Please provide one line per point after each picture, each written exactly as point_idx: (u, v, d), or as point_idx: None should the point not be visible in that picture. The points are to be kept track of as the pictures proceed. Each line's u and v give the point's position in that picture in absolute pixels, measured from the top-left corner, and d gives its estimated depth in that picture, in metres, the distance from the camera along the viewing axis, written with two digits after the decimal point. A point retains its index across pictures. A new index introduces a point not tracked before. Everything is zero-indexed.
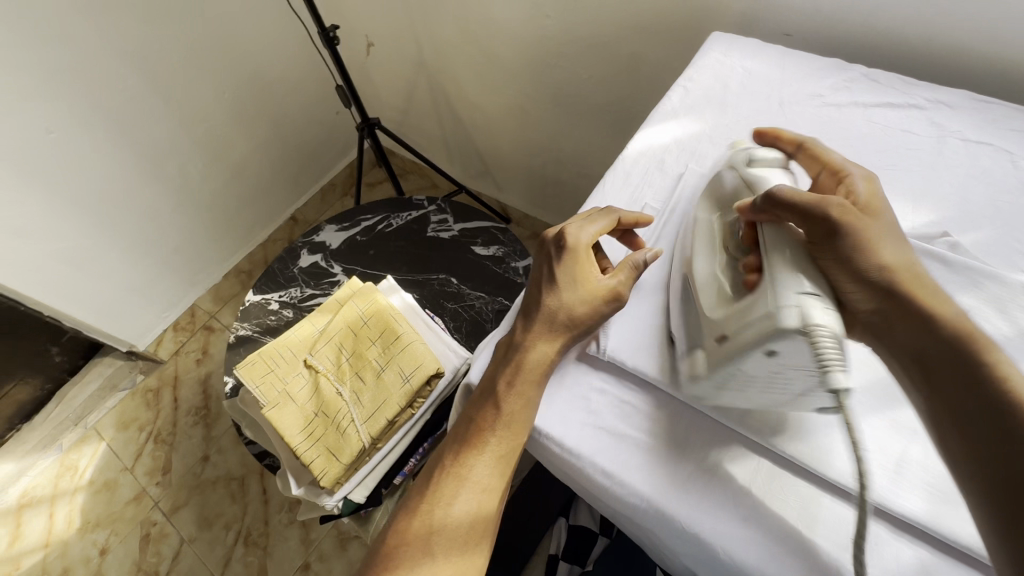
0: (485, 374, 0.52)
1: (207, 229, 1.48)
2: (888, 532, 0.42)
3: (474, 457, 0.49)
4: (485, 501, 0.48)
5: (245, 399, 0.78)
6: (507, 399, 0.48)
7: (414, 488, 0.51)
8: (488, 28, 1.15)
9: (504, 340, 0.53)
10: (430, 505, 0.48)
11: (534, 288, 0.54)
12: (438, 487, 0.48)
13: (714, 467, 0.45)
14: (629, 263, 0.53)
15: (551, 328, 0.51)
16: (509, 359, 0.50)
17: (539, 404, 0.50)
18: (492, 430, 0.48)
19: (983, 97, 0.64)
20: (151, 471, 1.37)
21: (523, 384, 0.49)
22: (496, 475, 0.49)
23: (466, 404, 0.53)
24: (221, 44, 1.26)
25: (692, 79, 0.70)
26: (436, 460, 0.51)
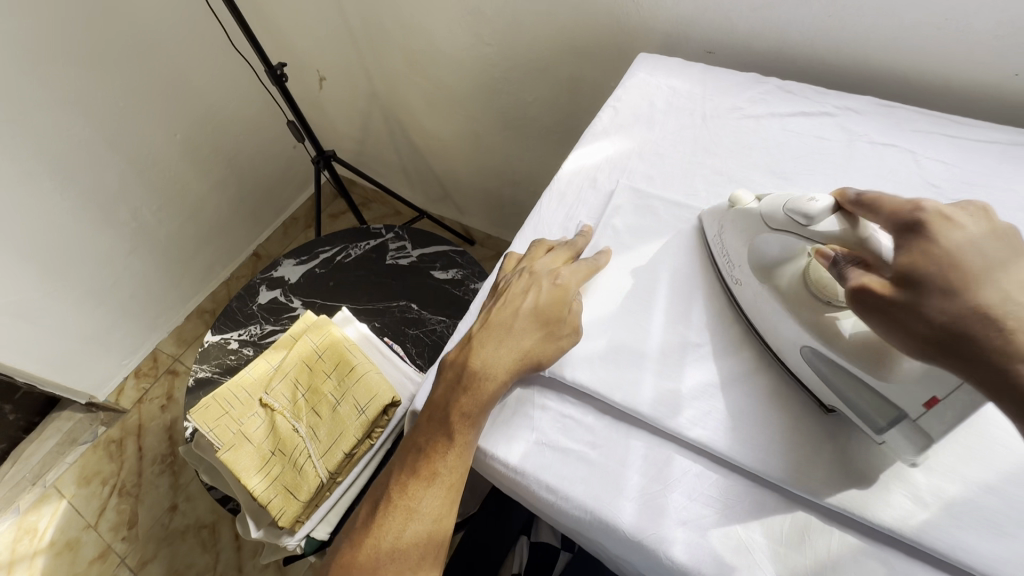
0: (436, 397, 0.52)
1: (164, 271, 1.46)
2: (819, 522, 0.43)
3: (423, 486, 0.49)
4: (433, 531, 0.48)
5: (200, 443, 0.76)
6: (460, 428, 0.49)
7: (364, 516, 0.50)
8: (434, 59, 1.18)
9: (455, 359, 0.53)
10: (378, 536, 0.48)
11: (500, 312, 0.54)
12: (387, 517, 0.48)
13: (653, 475, 0.47)
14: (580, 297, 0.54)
15: (513, 356, 0.51)
16: (463, 384, 0.50)
17: (483, 433, 0.50)
18: (444, 459, 0.49)
19: (887, 102, 0.68)
20: (115, 526, 1.31)
21: (477, 412, 0.49)
22: (445, 505, 0.49)
23: (415, 426, 0.52)
24: (169, 87, 1.27)
25: (620, 99, 0.74)
26: (385, 488, 0.50)
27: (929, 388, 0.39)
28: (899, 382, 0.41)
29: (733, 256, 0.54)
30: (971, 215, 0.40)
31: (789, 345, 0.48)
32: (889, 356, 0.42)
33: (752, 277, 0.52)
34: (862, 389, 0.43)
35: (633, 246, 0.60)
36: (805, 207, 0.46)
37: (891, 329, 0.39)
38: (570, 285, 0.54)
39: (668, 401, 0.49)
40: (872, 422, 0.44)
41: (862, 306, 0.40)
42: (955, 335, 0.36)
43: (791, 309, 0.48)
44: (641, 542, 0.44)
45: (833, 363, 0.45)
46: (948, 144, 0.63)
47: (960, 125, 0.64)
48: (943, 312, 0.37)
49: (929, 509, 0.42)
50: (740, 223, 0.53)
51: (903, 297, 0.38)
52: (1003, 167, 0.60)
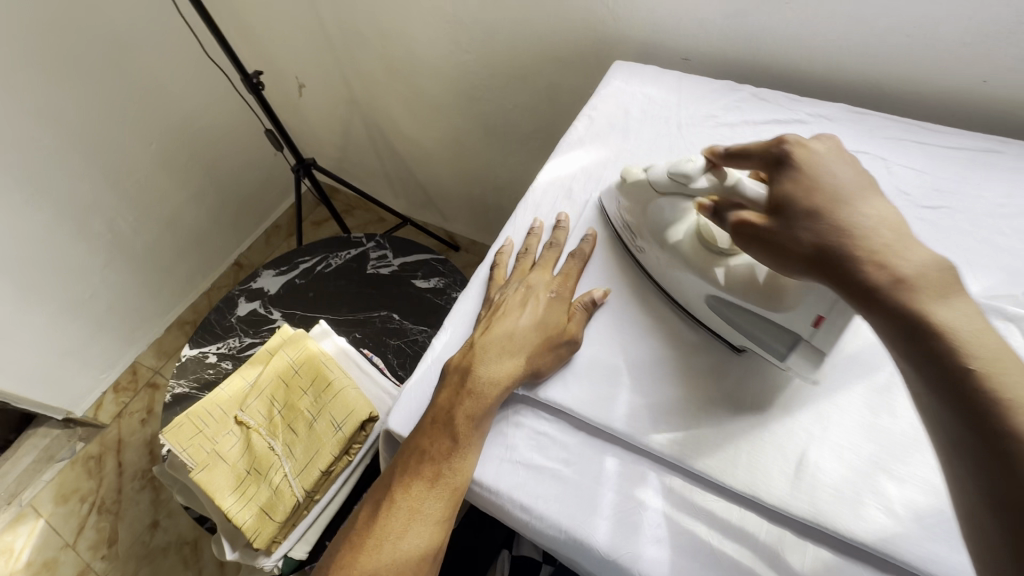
0: (437, 399, 0.50)
1: (142, 283, 1.43)
2: (794, 536, 0.43)
3: (426, 488, 0.46)
4: (434, 537, 0.46)
5: (174, 463, 0.75)
6: (466, 432, 0.47)
7: (361, 519, 0.48)
8: (412, 66, 1.17)
9: (457, 362, 0.51)
10: (378, 540, 0.45)
11: (503, 318, 0.53)
12: (387, 521, 0.46)
13: (628, 492, 0.46)
14: (581, 304, 0.54)
15: (518, 362, 0.50)
16: (469, 388, 0.49)
17: (482, 445, 0.49)
18: (448, 462, 0.47)
19: (859, 109, 0.69)
20: (94, 545, 1.28)
21: (482, 417, 0.48)
22: (446, 512, 0.46)
23: (414, 429, 0.50)
24: (143, 96, 1.24)
25: (596, 108, 0.73)
26: (383, 492, 0.48)
27: (814, 308, 0.45)
28: (791, 310, 0.46)
29: (631, 223, 0.57)
30: (822, 144, 0.46)
31: (696, 296, 0.51)
32: (780, 289, 0.47)
33: (651, 243, 0.55)
34: (761, 322, 0.48)
35: (608, 258, 0.59)
36: (683, 168, 0.51)
37: (774, 255, 0.42)
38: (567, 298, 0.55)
39: (644, 416, 0.49)
40: (776, 352, 0.48)
41: (746, 239, 0.44)
42: (824, 249, 0.39)
43: (688, 264, 0.51)
44: (617, 561, 0.44)
45: (735, 305, 0.49)
46: (919, 151, 0.63)
47: (930, 132, 0.65)
48: (813, 232, 0.40)
49: (901, 521, 0.42)
50: (633, 195, 0.57)
51: (776, 224, 0.43)
52: (972, 174, 0.61)
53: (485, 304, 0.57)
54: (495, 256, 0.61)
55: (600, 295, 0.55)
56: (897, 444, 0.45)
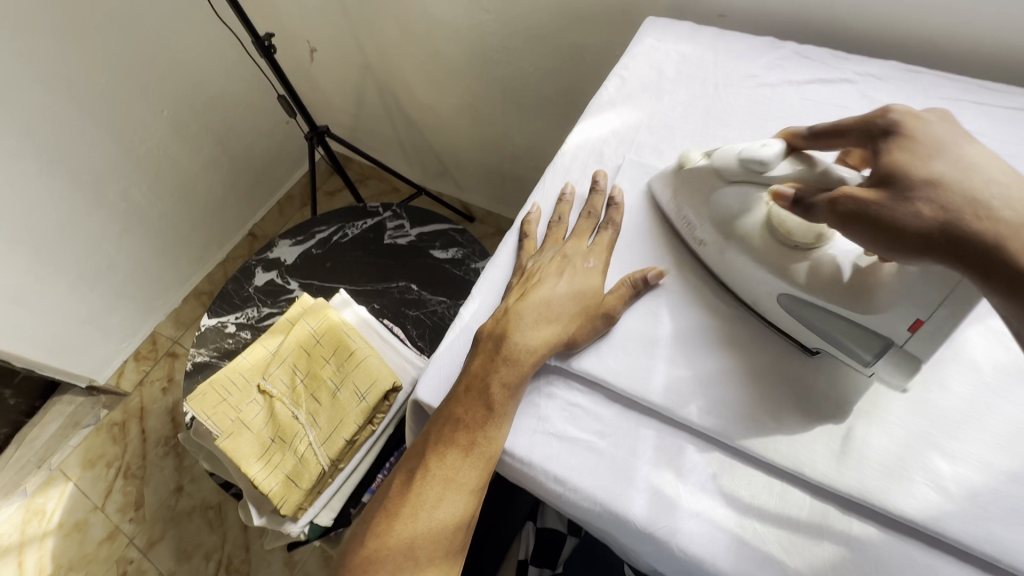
0: (471, 367, 0.49)
1: (158, 252, 1.43)
2: (837, 511, 0.42)
3: (460, 459, 0.45)
4: (469, 506, 0.45)
5: (199, 431, 0.75)
6: (500, 402, 0.46)
7: (394, 488, 0.47)
8: (429, 27, 1.13)
9: (490, 330, 0.50)
10: (412, 508, 0.45)
11: (539, 285, 0.51)
12: (421, 490, 0.45)
13: (664, 465, 0.45)
14: (629, 281, 0.51)
15: (554, 331, 0.49)
16: (504, 355, 0.48)
17: (514, 417, 0.48)
18: (483, 432, 0.46)
19: (912, 67, 0.64)
20: (122, 508, 1.32)
21: (517, 387, 0.47)
22: (482, 481, 0.46)
23: (445, 398, 0.49)
24: (153, 60, 1.21)
25: (627, 67, 0.69)
26: (416, 461, 0.47)
27: (911, 311, 0.40)
28: (883, 312, 0.41)
29: (692, 217, 0.52)
30: (933, 115, 0.43)
31: (767, 295, 0.47)
32: (870, 290, 0.43)
33: (715, 235, 0.51)
34: (843, 325, 0.44)
35: (642, 226, 0.57)
36: (758, 153, 0.48)
37: (877, 238, 0.39)
38: (601, 271, 0.53)
39: (682, 388, 0.47)
40: (858, 359, 0.44)
41: (843, 222, 0.40)
42: (945, 220, 0.36)
43: (761, 261, 0.47)
44: (653, 533, 0.43)
45: (815, 305, 0.45)
46: (976, 112, 0.59)
47: (989, 91, 0.60)
48: (934, 204, 0.37)
49: (951, 498, 0.40)
50: (693, 182, 0.53)
51: (879, 199, 0.39)
52: None
53: (517, 272, 0.55)
54: (523, 224, 0.59)
55: (655, 273, 0.52)
56: (948, 420, 0.43)
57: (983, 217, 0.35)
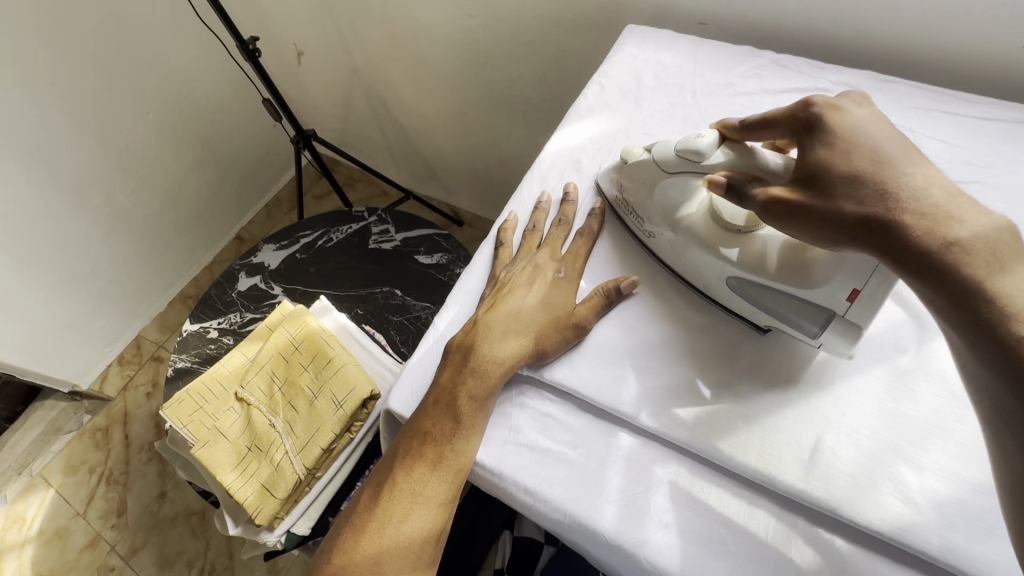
0: (439, 379, 0.48)
1: (143, 256, 1.42)
2: (806, 524, 0.42)
3: (428, 471, 0.45)
4: (438, 520, 0.45)
5: (175, 439, 0.74)
6: (469, 414, 0.46)
7: (363, 501, 0.47)
8: (414, 32, 1.12)
9: (460, 341, 0.50)
10: (380, 522, 0.44)
11: (509, 296, 0.51)
12: (389, 505, 0.45)
13: (635, 476, 0.45)
14: (601, 291, 0.51)
15: (523, 341, 0.49)
16: (473, 367, 0.47)
17: (484, 428, 0.47)
18: (451, 444, 0.45)
19: (887, 77, 0.64)
20: (104, 515, 1.30)
21: (486, 398, 0.47)
22: (450, 494, 0.45)
23: (416, 410, 0.49)
24: (137, 63, 1.20)
25: (607, 75, 0.69)
26: (385, 473, 0.47)
27: (849, 281, 0.42)
28: (824, 284, 0.43)
29: (636, 206, 0.54)
30: (848, 102, 0.44)
31: (715, 278, 0.49)
32: (809, 266, 0.44)
33: (662, 225, 0.52)
34: (787, 300, 0.46)
35: (617, 234, 0.56)
36: (694, 143, 0.47)
37: (804, 229, 0.40)
38: (574, 281, 0.53)
39: (653, 399, 0.47)
40: (807, 330, 0.45)
41: (772, 213, 0.42)
42: (862, 216, 0.37)
43: (709, 246, 0.49)
44: (623, 546, 0.42)
45: (761, 283, 0.47)
46: (950, 122, 0.59)
47: (963, 101, 0.61)
48: (855, 199, 0.38)
49: (919, 510, 0.40)
50: (637, 174, 0.53)
51: (806, 197, 0.40)
52: (1006, 146, 0.57)
53: (490, 281, 0.55)
54: (498, 232, 0.59)
55: (626, 284, 0.52)
56: (916, 431, 0.43)
57: (897, 212, 0.36)
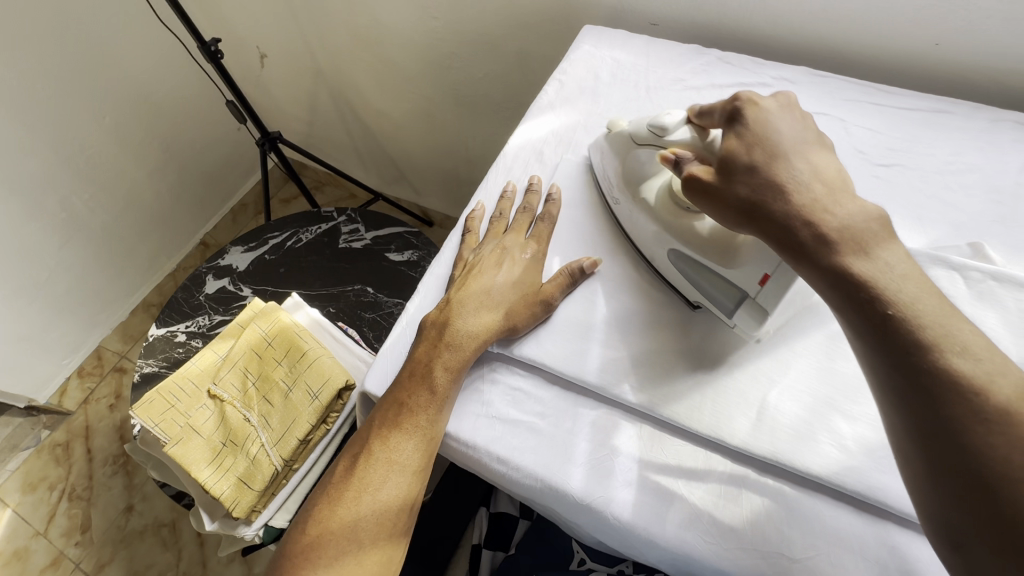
0: (415, 354, 0.51)
1: (103, 264, 1.38)
2: (755, 474, 0.46)
3: (404, 441, 0.47)
4: (413, 487, 0.47)
5: (146, 439, 0.74)
6: (442, 386, 0.48)
7: (338, 473, 0.48)
8: (379, 34, 1.14)
9: (434, 318, 0.52)
10: (357, 492, 0.46)
11: (479, 276, 0.54)
12: (367, 474, 0.47)
13: (601, 440, 0.48)
14: (566, 270, 0.54)
15: (495, 317, 0.52)
16: (448, 342, 0.50)
17: (456, 400, 0.50)
18: (425, 414, 0.48)
19: (820, 72, 0.70)
20: (68, 532, 1.26)
21: (459, 371, 0.49)
22: (425, 462, 0.48)
23: (391, 385, 0.51)
24: (94, 67, 1.18)
25: (566, 72, 0.73)
26: (361, 445, 0.49)
27: (760, 267, 0.46)
28: (741, 266, 0.48)
29: (611, 178, 0.59)
30: (775, 101, 0.47)
31: (660, 250, 0.53)
32: (735, 247, 0.49)
33: (625, 194, 0.57)
34: (713, 277, 0.50)
35: (579, 220, 0.60)
36: (659, 119, 0.52)
37: (715, 208, 0.45)
38: (539, 263, 0.56)
39: (615, 367, 0.50)
40: (725, 308, 0.50)
41: (690, 190, 0.46)
42: (756, 201, 0.42)
43: (654, 217, 0.54)
44: (590, 504, 0.45)
45: (691, 258, 0.51)
46: (875, 112, 0.65)
47: (886, 94, 0.67)
48: (750, 186, 0.43)
49: (852, 455, 0.45)
50: (616, 148, 0.58)
51: (715, 180, 0.45)
52: (925, 132, 0.63)
53: (458, 264, 0.57)
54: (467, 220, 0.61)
55: (589, 263, 0.55)
56: (848, 386, 0.48)
57: (784, 202, 0.41)
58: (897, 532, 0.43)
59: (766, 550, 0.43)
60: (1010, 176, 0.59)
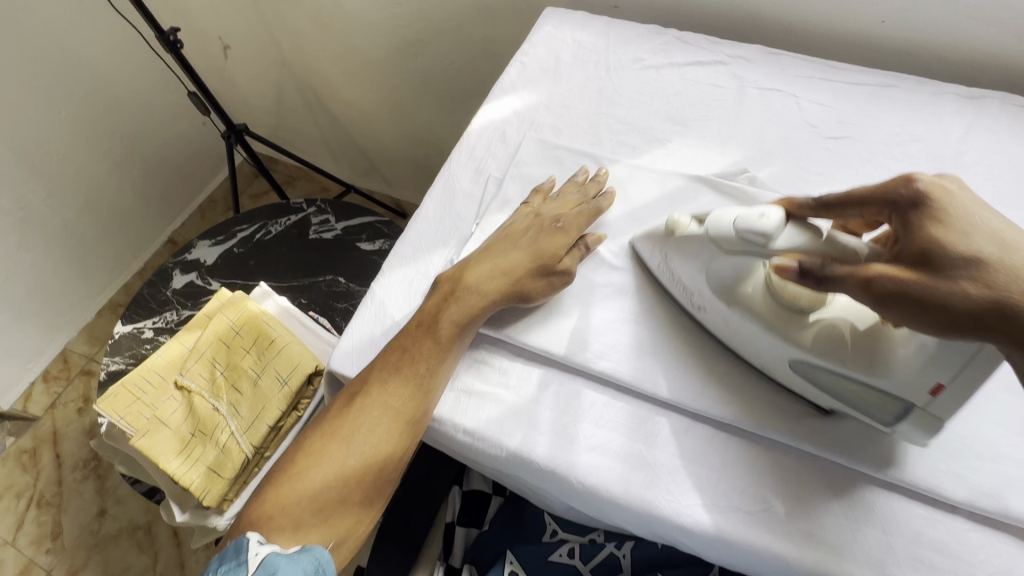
0: (424, 306, 0.51)
1: (65, 264, 1.34)
2: (710, 433, 0.47)
3: (402, 387, 0.47)
4: (405, 436, 0.47)
5: (112, 434, 0.72)
6: (446, 339, 0.49)
7: (331, 411, 0.48)
8: (343, 22, 1.13)
9: (450, 273, 0.53)
10: (349, 430, 0.46)
11: (500, 245, 0.54)
12: (361, 414, 0.47)
13: (564, 407, 0.49)
14: (579, 246, 0.54)
15: (507, 282, 0.51)
16: (458, 296, 0.51)
17: (457, 360, 0.51)
18: (426, 364, 0.48)
19: (774, 51, 0.72)
20: (38, 539, 1.23)
21: (467, 328, 0.50)
22: (419, 414, 0.47)
23: (397, 332, 0.51)
24: (46, 59, 1.14)
25: (528, 54, 0.74)
26: (359, 385, 0.48)
27: (932, 377, 0.39)
28: (899, 376, 0.40)
29: (687, 282, 0.50)
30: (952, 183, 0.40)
31: (775, 359, 0.46)
32: (883, 346, 0.41)
33: (716, 301, 0.48)
34: (849, 386, 0.43)
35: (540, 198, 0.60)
36: (759, 225, 0.42)
37: (920, 319, 0.36)
38: (570, 233, 0.54)
39: (578, 336, 0.51)
40: (881, 417, 0.43)
41: (880, 300, 0.37)
42: (993, 301, 0.33)
43: (768, 327, 0.45)
44: (554, 470, 0.47)
45: (823, 367, 0.43)
46: (825, 88, 0.67)
47: (837, 70, 0.69)
48: (978, 282, 0.34)
49: (798, 412, 0.47)
50: (688, 250, 0.49)
51: (919, 277, 0.36)
52: (873, 106, 0.65)
53: (499, 228, 0.56)
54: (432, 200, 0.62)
55: (593, 239, 0.55)
56: None
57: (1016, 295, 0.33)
58: (845, 481, 0.45)
59: (722, 504, 0.45)
60: (951, 145, 0.62)
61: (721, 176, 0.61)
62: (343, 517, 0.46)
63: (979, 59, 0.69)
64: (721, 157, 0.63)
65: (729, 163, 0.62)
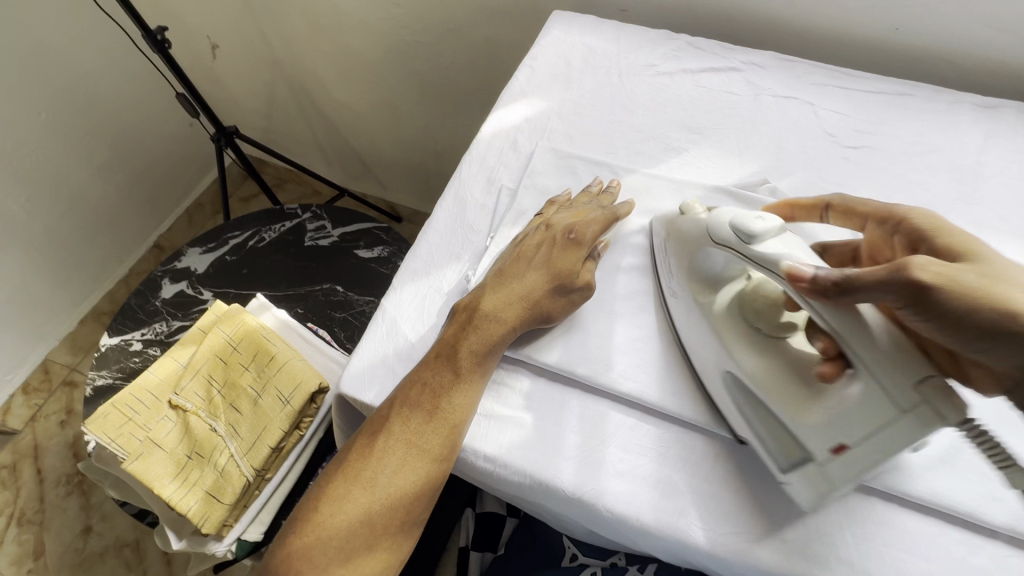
0: (442, 336, 0.49)
1: (46, 270, 1.28)
2: (742, 457, 0.46)
3: (427, 423, 0.45)
4: (431, 473, 0.45)
5: (102, 456, 0.68)
6: (467, 371, 0.47)
7: (352, 450, 0.46)
8: (339, 22, 1.10)
9: (466, 301, 0.51)
10: (373, 471, 0.44)
11: (517, 272, 0.51)
12: (384, 454, 0.44)
13: (589, 431, 0.47)
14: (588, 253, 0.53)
15: (527, 306, 0.49)
16: (476, 325, 0.49)
17: (482, 391, 0.48)
18: (449, 397, 0.46)
19: (787, 57, 0.71)
20: (18, 559, 1.17)
21: (485, 357, 0.48)
22: (446, 450, 0.45)
23: (417, 363, 0.49)
24: (25, 58, 1.08)
25: (537, 58, 0.71)
26: (378, 422, 0.46)
27: (838, 435, 0.38)
28: (812, 423, 0.40)
29: (670, 268, 0.52)
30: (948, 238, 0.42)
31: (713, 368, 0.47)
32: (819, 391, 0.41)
33: (689, 291, 0.50)
34: (782, 438, 0.42)
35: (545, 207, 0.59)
36: (752, 224, 0.44)
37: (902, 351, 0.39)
38: (582, 245, 0.52)
39: (601, 357, 0.49)
40: (777, 463, 0.43)
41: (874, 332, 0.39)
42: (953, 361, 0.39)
43: (712, 326, 0.47)
44: (582, 498, 0.44)
45: (757, 400, 0.44)
46: (842, 96, 0.66)
47: (852, 77, 0.68)
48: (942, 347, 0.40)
49: None
50: (683, 243, 0.51)
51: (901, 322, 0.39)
52: (890, 115, 0.64)
53: (508, 244, 0.55)
54: (445, 209, 0.59)
55: (601, 246, 0.55)
56: None
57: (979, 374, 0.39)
58: (880, 507, 0.43)
59: (758, 533, 0.43)
60: (971, 156, 0.61)
61: (741, 187, 0.60)
62: (373, 562, 0.44)
63: (993, 68, 0.69)
64: (739, 168, 0.61)
65: (747, 173, 0.61)
